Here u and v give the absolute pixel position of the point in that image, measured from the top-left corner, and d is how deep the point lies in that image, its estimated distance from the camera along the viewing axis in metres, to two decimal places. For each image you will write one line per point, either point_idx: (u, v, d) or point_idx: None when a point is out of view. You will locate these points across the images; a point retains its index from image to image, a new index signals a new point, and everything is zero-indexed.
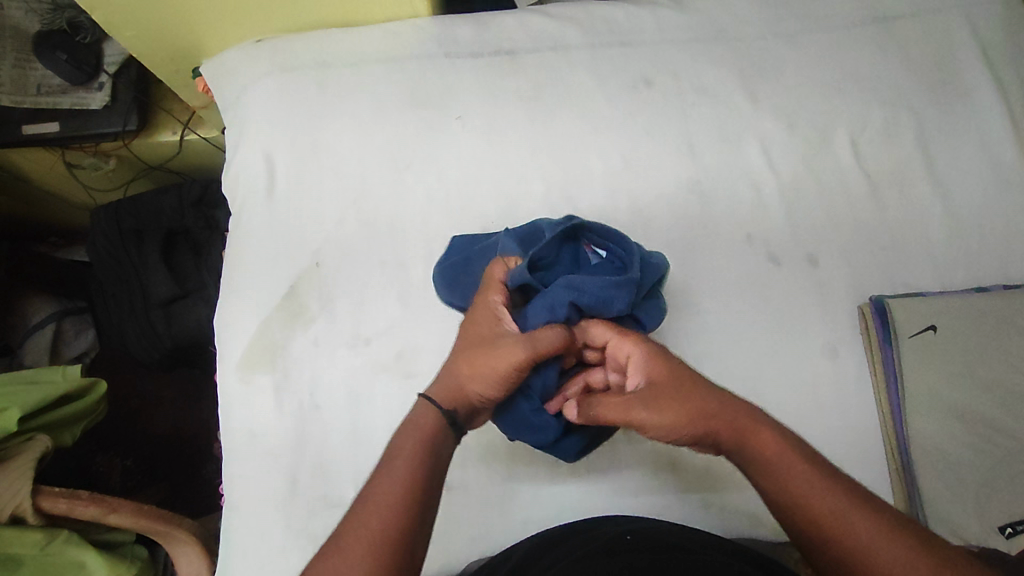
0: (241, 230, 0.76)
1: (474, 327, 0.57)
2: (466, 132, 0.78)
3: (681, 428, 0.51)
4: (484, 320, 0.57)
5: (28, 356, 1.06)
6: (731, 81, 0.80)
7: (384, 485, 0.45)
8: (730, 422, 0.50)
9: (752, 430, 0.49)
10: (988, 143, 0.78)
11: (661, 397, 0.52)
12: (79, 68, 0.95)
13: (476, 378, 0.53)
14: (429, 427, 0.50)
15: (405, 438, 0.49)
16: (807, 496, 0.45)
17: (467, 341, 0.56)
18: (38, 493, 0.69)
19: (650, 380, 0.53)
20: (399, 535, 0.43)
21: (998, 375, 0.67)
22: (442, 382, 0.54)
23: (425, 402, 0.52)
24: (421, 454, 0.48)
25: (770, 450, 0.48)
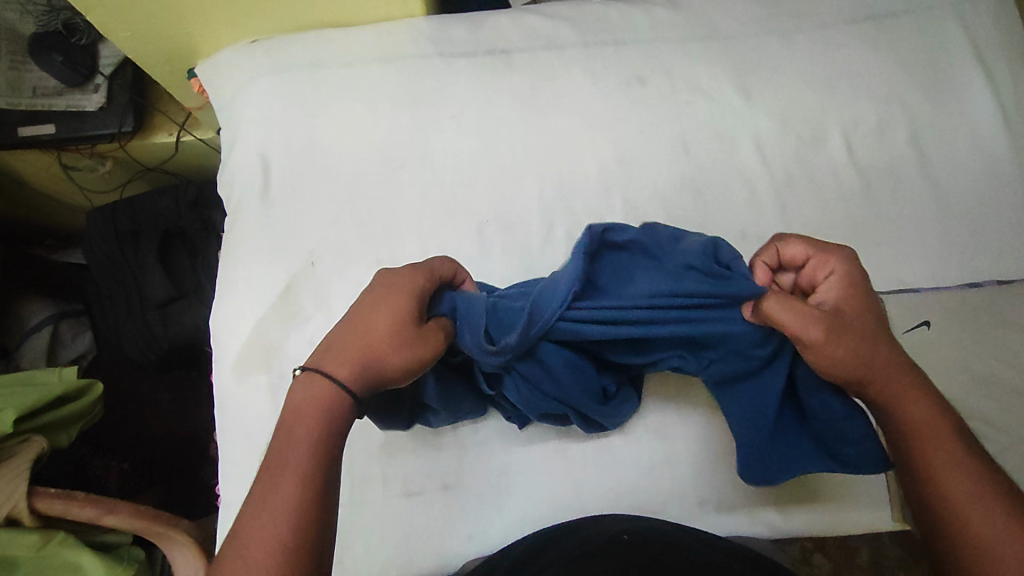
0: (237, 230, 0.76)
1: (378, 311, 0.53)
2: (461, 132, 0.78)
3: (857, 359, 0.52)
4: (393, 301, 0.54)
5: (25, 358, 1.07)
6: (725, 80, 0.80)
7: (282, 486, 0.46)
8: (887, 372, 0.53)
9: (910, 394, 0.53)
10: (981, 139, 0.78)
11: (859, 329, 0.53)
12: (75, 70, 0.95)
13: (382, 359, 0.52)
14: (321, 411, 0.50)
15: (300, 431, 0.49)
16: (936, 462, 0.51)
17: (377, 321, 0.53)
18: (34, 495, 0.68)
19: (845, 311, 0.53)
20: (298, 536, 0.45)
21: (989, 371, 0.69)
22: (343, 355, 0.52)
23: (334, 385, 0.50)
24: (320, 447, 0.48)
25: (926, 423, 0.52)
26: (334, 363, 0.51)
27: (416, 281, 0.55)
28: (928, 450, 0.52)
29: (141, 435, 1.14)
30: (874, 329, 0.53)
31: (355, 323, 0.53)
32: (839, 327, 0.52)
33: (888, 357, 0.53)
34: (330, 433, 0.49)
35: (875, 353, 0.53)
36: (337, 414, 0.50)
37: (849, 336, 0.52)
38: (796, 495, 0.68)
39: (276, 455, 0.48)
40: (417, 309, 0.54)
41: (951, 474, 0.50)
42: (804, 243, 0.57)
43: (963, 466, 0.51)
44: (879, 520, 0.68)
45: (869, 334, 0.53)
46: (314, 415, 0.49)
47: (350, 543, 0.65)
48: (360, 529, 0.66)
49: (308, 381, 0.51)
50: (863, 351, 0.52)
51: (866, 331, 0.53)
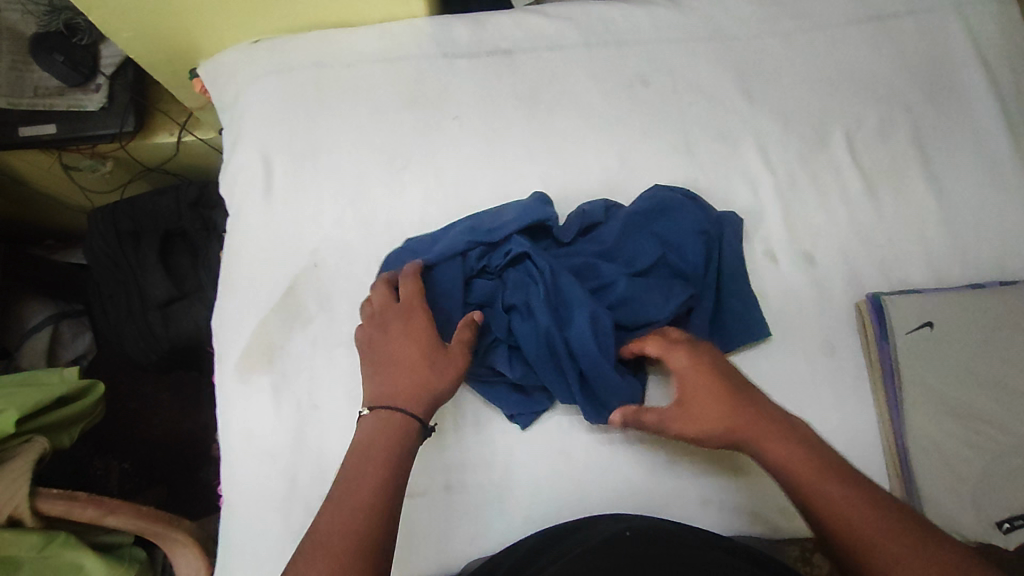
0: (239, 231, 0.76)
1: (403, 353, 0.60)
2: (464, 132, 0.78)
3: (724, 429, 0.59)
4: (408, 339, 0.60)
5: (24, 359, 1.06)
6: (727, 81, 0.80)
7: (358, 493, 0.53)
8: (744, 424, 0.58)
9: (766, 440, 0.57)
10: (982, 140, 0.79)
11: (704, 402, 0.59)
12: (75, 69, 0.95)
13: (427, 376, 0.59)
14: (395, 430, 0.56)
15: (375, 447, 0.55)
16: (820, 501, 0.53)
17: (401, 361, 0.60)
18: (36, 495, 0.68)
19: (690, 388, 0.60)
20: (373, 535, 0.50)
21: (995, 372, 0.68)
22: (391, 392, 0.58)
23: (394, 414, 0.57)
24: (395, 464, 0.55)
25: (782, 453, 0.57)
26: (389, 400, 0.58)
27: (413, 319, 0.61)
28: (814, 487, 0.54)
29: (142, 436, 1.14)
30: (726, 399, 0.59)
31: (389, 370, 0.59)
32: (678, 409, 0.60)
33: (745, 415, 0.58)
34: (399, 451, 0.56)
35: (728, 418, 0.58)
36: (407, 436, 0.57)
37: (695, 408, 0.59)
38: None
39: (354, 466, 0.55)
40: (431, 339, 0.60)
41: (836, 507, 0.52)
42: (655, 341, 0.62)
43: (830, 488, 0.53)
44: None
45: (715, 405, 0.59)
46: (383, 435, 0.56)
47: None
48: None
49: (373, 417, 0.57)
50: (714, 417, 0.58)
51: (715, 403, 0.59)
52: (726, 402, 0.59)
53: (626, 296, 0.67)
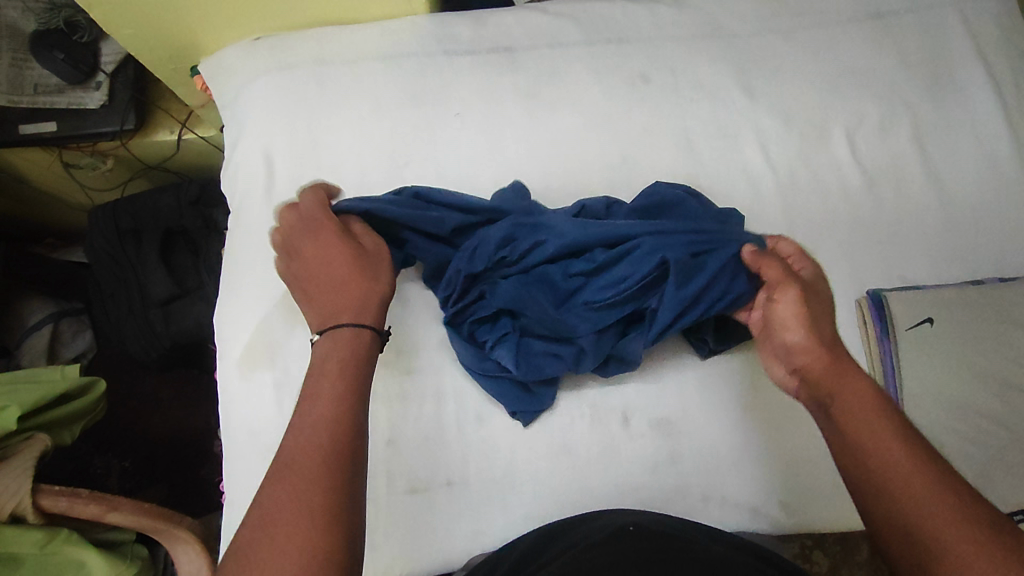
0: (240, 227, 0.76)
1: (328, 267, 0.59)
2: (465, 129, 0.78)
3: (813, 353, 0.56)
4: (327, 256, 0.60)
5: (25, 357, 1.06)
6: (728, 78, 0.81)
7: (318, 419, 0.48)
8: (834, 357, 0.55)
9: (845, 373, 0.53)
10: (982, 137, 0.79)
11: (813, 309, 0.59)
12: (76, 67, 0.95)
13: (360, 283, 0.58)
14: (351, 344, 0.54)
15: (326, 370, 0.52)
16: (883, 443, 0.48)
17: (335, 276, 0.58)
18: (38, 492, 0.68)
19: (819, 292, 0.61)
20: (340, 455, 0.47)
21: (995, 367, 0.68)
22: (330, 311, 0.57)
23: (346, 332, 0.54)
24: (357, 389, 0.51)
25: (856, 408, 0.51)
26: (333, 317, 0.56)
27: (330, 240, 0.60)
28: (877, 448, 0.48)
29: (142, 434, 1.14)
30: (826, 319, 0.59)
31: (324, 293, 0.58)
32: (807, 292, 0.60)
33: (834, 346, 0.56)
34: (354, 367, 0.52)
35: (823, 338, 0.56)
36: (359, 353, 0.54)
37: (812, 304, 0.59)
38: (799, 491, 0.68)
39: (310, 395, 0.50)
40: (353, 253, 0.60)
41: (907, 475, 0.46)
42: (792, 242, 0.65)
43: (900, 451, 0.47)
44: None
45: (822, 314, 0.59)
46: (337, 356, 0.53)
47: None
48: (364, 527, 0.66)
49: (326, 343, 0.54)
50: (811, 329, 0.57)
51: (821, 312, 0.59)
52: (826, 318, 0.59)
53: (631, 291, 0.67)
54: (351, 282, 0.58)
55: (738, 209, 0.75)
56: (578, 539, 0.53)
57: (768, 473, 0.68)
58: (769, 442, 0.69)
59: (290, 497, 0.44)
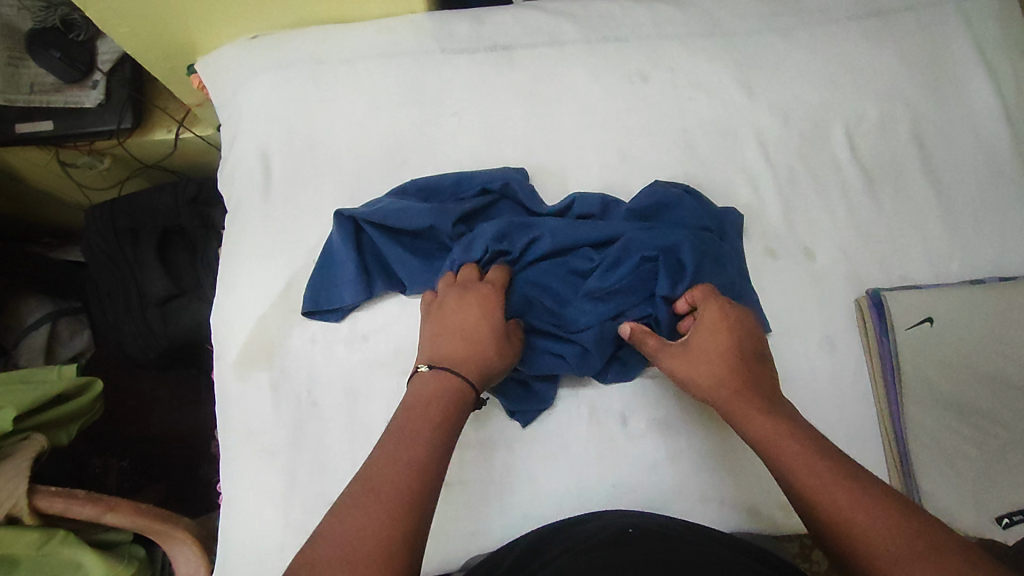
0: (238, 227, 0.76)
1: (468, 321, 0.60)
2: (463, 128, 0.78)
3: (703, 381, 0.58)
4: (476, 309, 0.61)
5: (23, 355, 1.06)
6: (727, 76, 0.80)
7: (398, 455, 0.49)
8: (723, 399, 0.57)
9: (749, 413, 0.55)
10: (982, 135, 0.79)
11: (702, 355, 0.59)
12: (72, 66, 0.94)
13: (490, 346, 0.59)
14: (457, 394, 0.54)
15: (422, 413, 0.52)
16: (791, 462, 0.51)
17: (473, 330, 0.59)
18: (34, 493, 0.68)
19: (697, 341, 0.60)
20: (428, 481, 0.47)
21: (994, 367, 0.68)
22: (454, 359, 0.57)
23: (456, 378, 0.55)
24: (442, 433, 0.51)
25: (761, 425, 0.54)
26: (455, 362, 0.57)
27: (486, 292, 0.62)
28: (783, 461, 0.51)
29: (140, 434, 1.14)
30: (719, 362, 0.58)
31: (455, 341, 0.58)
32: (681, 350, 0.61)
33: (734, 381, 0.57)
34: (452, 419, 0.53)
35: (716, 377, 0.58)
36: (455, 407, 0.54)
37: (689, 357, 0.60)
38: None
39: (393, 433, 0.51)
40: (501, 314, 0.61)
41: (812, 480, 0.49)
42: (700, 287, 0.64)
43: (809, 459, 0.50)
44: None
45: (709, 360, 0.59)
46: (432, 396, 0.54)
47: None
48: None
49: (433, 380, 0.55)
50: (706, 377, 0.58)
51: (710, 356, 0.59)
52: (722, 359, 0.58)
53: (627, 285, 0.67)
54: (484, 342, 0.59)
55: (737, 208, 0.75)
56: (572, 543, 0.53)
57: (767, 473, 0.68)
58: None
59: (373, 518, 0.44)
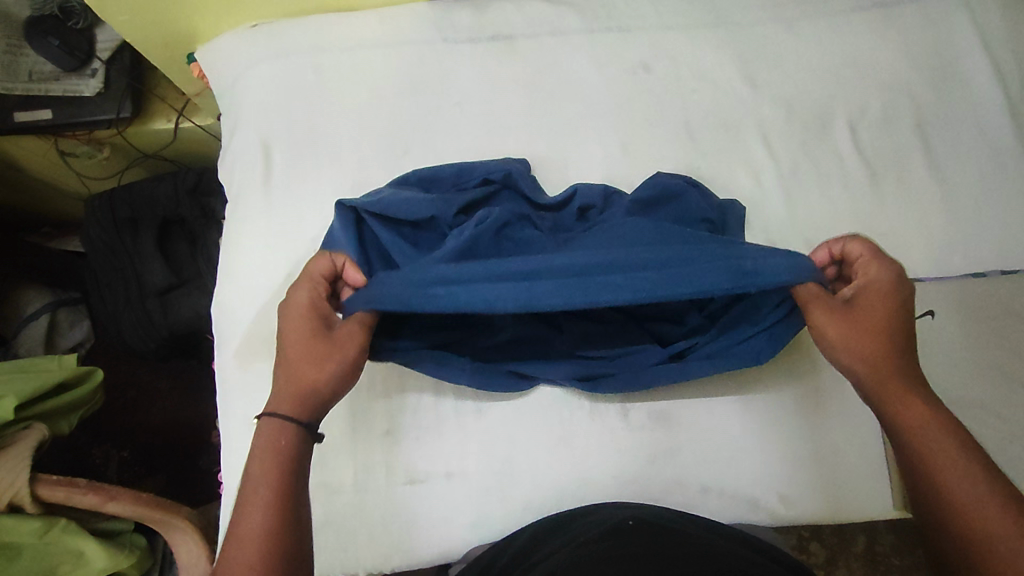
0: (238, 216, 0.76)
1: (288, 337, 0.57)
2: (464, 118, 0.78)
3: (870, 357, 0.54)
4: (295, 322, 0.58)
5: (22, 346, 1.05)
6: (731, 67, 0.80)
7: (249, 528, 0.48)
8: (889, 384, 0.54)
9: (910, 397, 0.53)
10: (985, 128, 0.78)
11: (866, 324, 0.55)
12: (71, 54, 0.93)
13: (306, 361, 0.55)
14: (288, 445, 0.52)
15: (260, 472, 0.51)
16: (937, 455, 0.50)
17: (291, 352, 0.56)
18: (37, 481, 0.68)
19: (864, 303, 0.56)
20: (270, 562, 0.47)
21: (993, 359, 0.69)
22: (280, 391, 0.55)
23: (271, 419, 0.53)
24: (285, 494, 0.50)
25: (917, 412, 0.52)
26: (277, 399, 0.55)
27: (301, 298, 0.59)
28: (934, 452, 0.51)
29: (140, 424, 1.14)
30: (886, 336, 0.55)
31: (280, 369, 0.56)
32: (844, 312, 0.56)
33: (896, 365, 0.54)
34: (291, 465, 0.51)
35: (874, 356, 0.54)
36: (290, 451, 0.52)
37: (855, 323, 0.55)
38: (798, 483, 0.68)
39: (242, 498, 0.49)
40: (315, 319, 0.58)
41: (952, 475, 0.49)
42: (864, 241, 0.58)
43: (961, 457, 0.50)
44: (881, 507, 0.68)
45: (874, 336, 0.55)
46: (268, 449, 0.52)
47: (352, 531, 0.66)
48: (363, 518, 0.66)
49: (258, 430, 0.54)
50: (856, 356, 0.55)
51: (875, 328, 0.55)
52: (884, 334, 0.55)
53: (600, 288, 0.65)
54: (302, 361, 0.56)
55: (739, 200, 0.74)
56: (568, 538, 0.53)
57: (768, 466, 0.68)
58: (769, 433, 0.69)
59: None
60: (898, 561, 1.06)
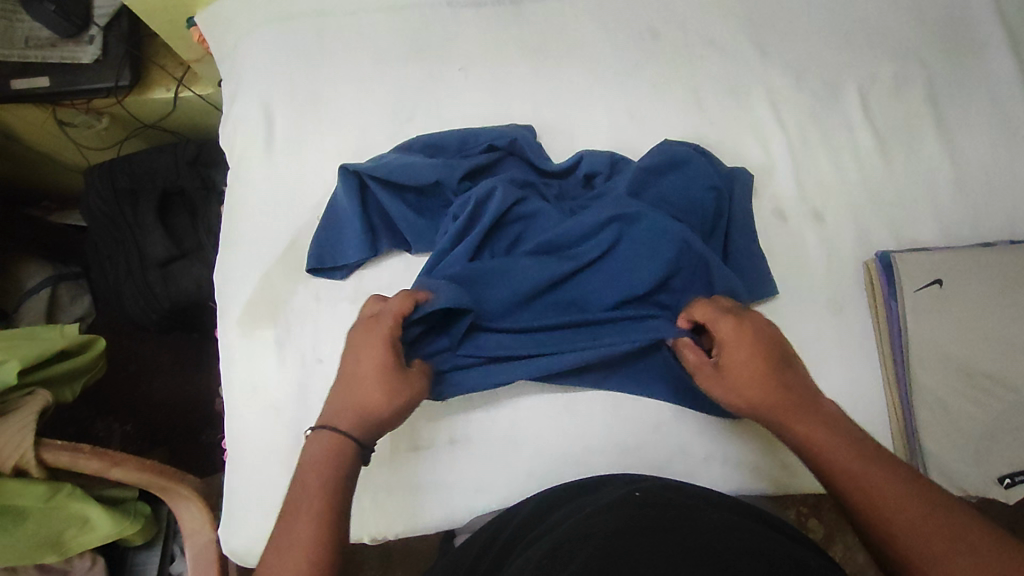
0: (239, 183, 0.75)
1: (370, 363, 0.57)
2: (469, 84, 0.77)
3: (760, 405, 0.57)
4: (377, 353, 0.57)
5: (25, 319, 1.04)
6: (740, 34, 0.79)
7: (300, 534, 0.49)
8: (781, 405, 0.57)
9: (792, 418, 0.56)
10: (998, 96, 0.77)
11: (743, 366, 0.58)
12: (68, 20, 0.92)
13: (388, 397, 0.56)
14: (347, 466, 0.53)
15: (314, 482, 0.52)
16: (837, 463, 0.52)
17: (363, 375, 0.57)
18: (41, 446, 0.68)
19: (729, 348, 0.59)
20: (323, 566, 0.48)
21: (1004, 330, 0.67)
22: (356, 414, 0.56)
23: (334, 434, 0.54)
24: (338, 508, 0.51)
25: (808, 433, 0.55)
26: (345, 422, 0.55)
27: (382, 328, 0.58)
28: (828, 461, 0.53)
29: (142, 397, 1.14)
30: (758, 364, 0.58)
31: (351, 393, 0.57)
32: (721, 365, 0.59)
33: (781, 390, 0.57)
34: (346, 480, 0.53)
35: (762, 385, 0.57)
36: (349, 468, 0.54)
37: (733, 368, 0.58)
38: None
39: (293, 505, 0.51)
40: (394, 354, 0.58)
41: (849, 479, 0.51)
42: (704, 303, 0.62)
43: (853, 460, 0.51)
44: None
45: (751, 369, 0.58)
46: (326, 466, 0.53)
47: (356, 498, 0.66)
48: (366, 485, 0.66)
49: (313, 441, 0.55)
50: (751, 393, 0.57)
51: (750, 364, 0.58)
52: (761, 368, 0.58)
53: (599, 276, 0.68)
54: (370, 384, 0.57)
55: (746, 168, 0.74)
56: (576, 509, 0.52)
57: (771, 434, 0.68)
58: None
59: None
60: None
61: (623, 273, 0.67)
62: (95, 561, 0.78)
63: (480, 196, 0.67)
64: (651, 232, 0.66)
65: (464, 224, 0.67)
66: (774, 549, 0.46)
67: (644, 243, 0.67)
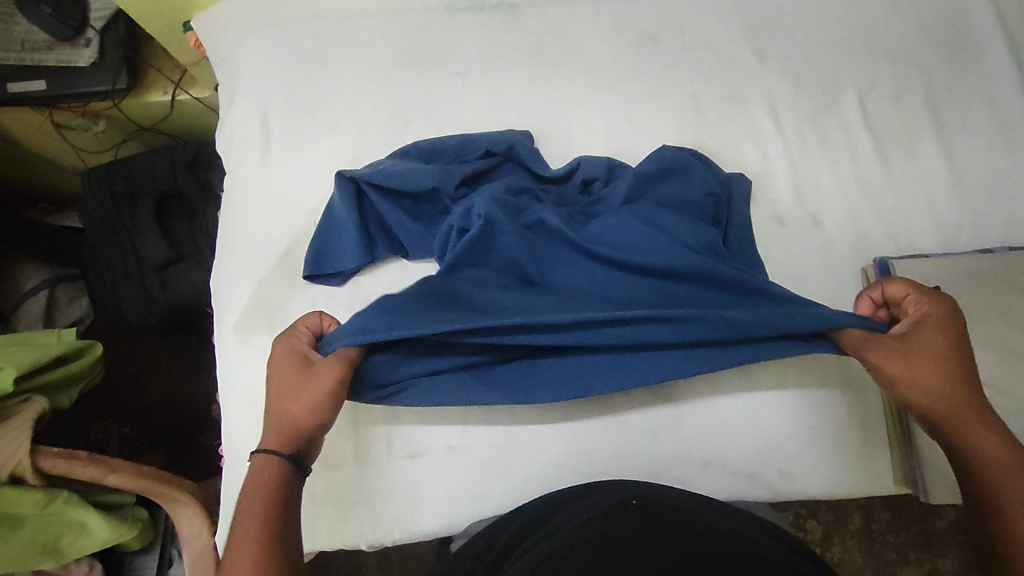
0: (236, 188, 0.74)
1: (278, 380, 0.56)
2: (466, 88, 0.76)
3: (928, 397, 0.55)
4: (280, 369, 0.57)
5: (22, 321, 1.04)
6: (738, 37, 0.79)
7: (241, 555, 0.47)
8: (956, 408, 0.54)
9: (967, 426, 0.53)
10: (997, 100, 0.77)
11: (929, 358, 0.55)
12: (64, 23, 0.92)
13: (302, 404, 0.54)
14: (277, 475, 0.51)
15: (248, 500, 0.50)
16: (995, 481, 0.50)
17: (275, 392, 0.56)
18: (37, 453, 0.69)
19: (920, 336, 0.56)
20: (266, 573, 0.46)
21: (1002, 336, 0.67)
22: (274, 427, 0.54)
23: (263, 451, 0.53)
24: (273, 519, 0.49)
25: (979, 443, 0.52)
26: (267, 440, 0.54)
27: (290, 342, 0.58)
28: (991, 477, 0.51)
29: (140, 400, 1.14)
30: (942, 361, 0.55)
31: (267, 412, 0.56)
32: (898, 347, 0.56)
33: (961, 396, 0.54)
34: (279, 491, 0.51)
35: (938, 387, 0.54)
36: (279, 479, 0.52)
37: (913, 356, 0.55)
38: (800, 458, 0.68)
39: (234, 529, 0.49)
40: (298, 361, 0.57)
41: (1006, 500, 0.49)
42: (901, 281, 0.59)
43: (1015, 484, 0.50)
44: (882, 483, 0.68)
45: (934, 363, 0.55)
46: (259, 482, 0.51)
47: (354, 505, 0.66)
48: (363, 491, 0.66)
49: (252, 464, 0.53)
50: (921, 385, 0.55)
51: (935, 359, 0.55)
52: (950, 366, 0.55)
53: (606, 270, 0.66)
54: (282, 394, 0.55)
55: (745, 174, 0.74)
56: (571, 516, 0.52)
57: (768, 441, 0.68)
58: (771, 408, 0.68)
59: None
60: (894, 538, 1.07)
61: (637, 262, 0.65)
62: (92, 567, 0.78)
63: (478, 213, 0.66)
64: (661, 228, 0.67)
65: (467, 245, 0.65)
66: (770, 557, 0.46)
67: (655, 240, 0.66)
